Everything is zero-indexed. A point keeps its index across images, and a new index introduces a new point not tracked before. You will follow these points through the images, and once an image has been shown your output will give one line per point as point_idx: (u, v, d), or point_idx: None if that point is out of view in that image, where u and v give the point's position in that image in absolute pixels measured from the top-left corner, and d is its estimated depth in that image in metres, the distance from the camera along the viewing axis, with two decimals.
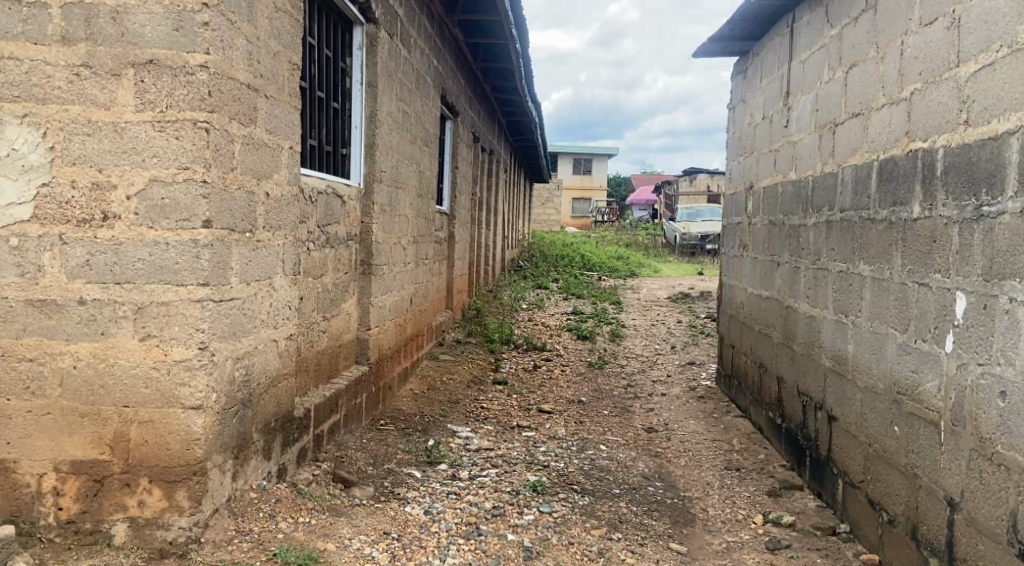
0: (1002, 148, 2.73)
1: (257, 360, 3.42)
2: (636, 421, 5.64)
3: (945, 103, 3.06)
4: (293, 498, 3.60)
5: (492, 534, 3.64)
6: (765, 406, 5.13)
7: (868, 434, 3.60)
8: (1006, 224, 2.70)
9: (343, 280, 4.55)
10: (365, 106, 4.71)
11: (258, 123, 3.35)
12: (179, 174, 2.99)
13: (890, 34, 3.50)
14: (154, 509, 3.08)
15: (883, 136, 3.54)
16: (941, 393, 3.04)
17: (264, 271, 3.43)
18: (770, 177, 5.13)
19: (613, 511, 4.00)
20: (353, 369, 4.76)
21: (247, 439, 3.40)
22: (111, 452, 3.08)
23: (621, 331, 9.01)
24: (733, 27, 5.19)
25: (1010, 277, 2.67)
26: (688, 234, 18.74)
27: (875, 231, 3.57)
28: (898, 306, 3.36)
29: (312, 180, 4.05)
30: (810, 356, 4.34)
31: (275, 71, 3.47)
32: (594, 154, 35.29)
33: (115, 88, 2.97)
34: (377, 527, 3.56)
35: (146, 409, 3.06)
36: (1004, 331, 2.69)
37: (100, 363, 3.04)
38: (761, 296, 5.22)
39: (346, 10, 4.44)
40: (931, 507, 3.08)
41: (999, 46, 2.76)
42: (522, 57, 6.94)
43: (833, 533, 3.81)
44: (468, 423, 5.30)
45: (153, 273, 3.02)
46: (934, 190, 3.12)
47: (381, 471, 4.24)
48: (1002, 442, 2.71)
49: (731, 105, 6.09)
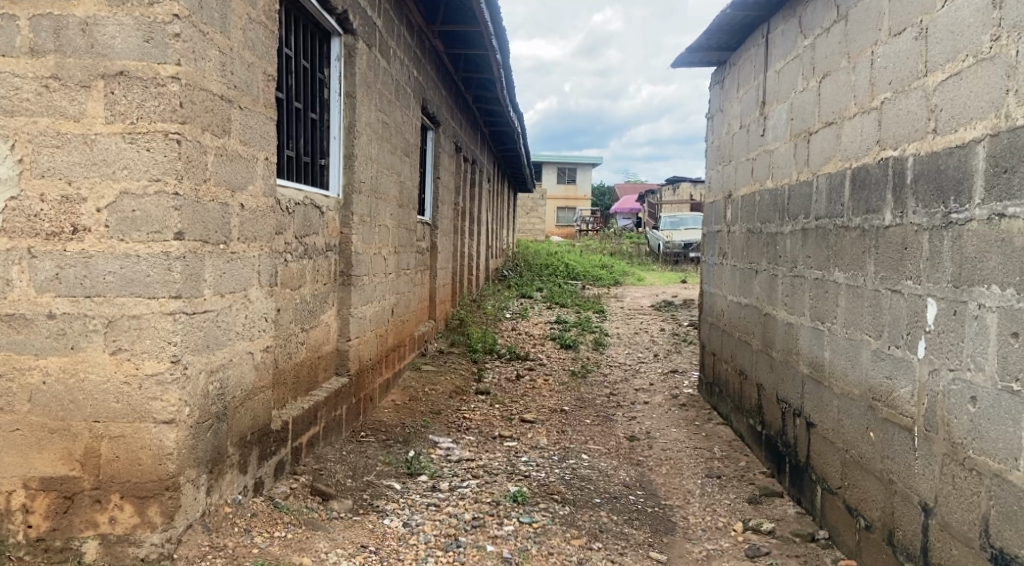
0: (969, 157, 2.76)
1: (232, 372, 3.40)
2: (618, 430, 5.64)
3: (914, 112, 3.09)
4: (270, 513, 3.56)
5: (472, 546, 3.62)
6: (746, 413, 5.14)
7: (845, 440, 3.61)
8: (974, 231, 2.73)
9: (321, 291, 4.53)
10: (343, 116, 4.70)
11: (232, 134, 3.33)
12: (150, 186, 2.97)
13: (861, 45, 3.54)
14: (126, 525, 3.04)
15: (855, 144, 3.57)
16: (914, 399, 3.06)
17: (240, 283, 3.41)
18: (747, 186, 5.18)
19: (593, 520, 3.99)
20: (332, 381, 4.72)
21: (222, 453, 3.36)
22: (82, 468, 3.04)
23: (605, 339, 9.06)
24: (710, 37, 5.22)
25: (979, 284, 2.70)
26: (670, 243, 18.91)
27: (849, 238, 3.60)
28: (871, 313, 3.39)
29: (288, 191, 4.02)
30: (789, 362, 4.35)
31: (249, 81, 3.45)
32: (579, 164, 35.50)
33: (84, 100, 2.95)
34: (354, 541, 3.54)
35: (117, 424, 3.02)
36: (974, 336, 2.72)
37: (70, 378, 3.01)
38: (740, 304, 5.25)
39: (323, 20, 4.42)
40: (907, 513, 3.09)
41: (964, 56, 2.80)
42: (503, 66, 6.96)
43: (812, 539, 3.82)
44: (449, 434, 5.27)
45: (124, 286, 2.99)
46: (904, 198, 3.15)
47: (361, 483, 4.20)
48: (974, 447, 2.72)
49: (710, 114, 6.13)
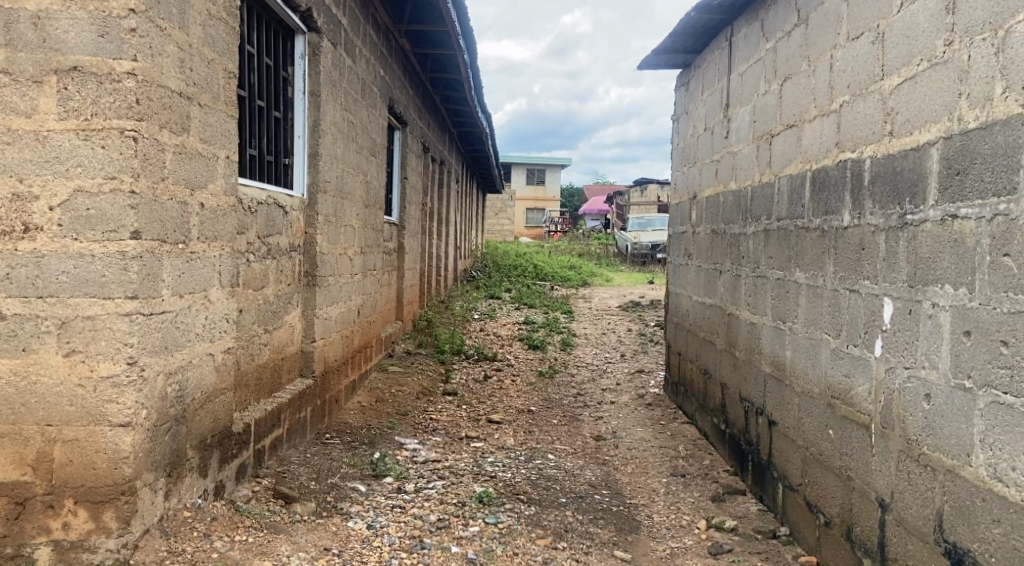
0: (923, 159, 2.81)
1: (192, 374, 3.34)
2: (585, 430, 5.66)
3: (871, 115, 3.14)
4: (230, 516, 3.51)
5: (437, 547, 3.60)
6: (710, 412, 5.19)
7: (806, 437, 3.66)
8: (928, 232, 2.78)
9: (285, 292, 4.48)
10: (307, 115, 4.66)
11: (192, 132, 3.27)
12: (105, 184, 2.90)
13: (821, 48, 3.59)
14: (80, 531, 2.97)
15: (815, 146, 3.62)
16: (871, 396, 3.11)
17: (200, 284, 3.35)
18: (711, 187, 5.22)
19: (559, 520, 3.99)
20: (297, 383, 4.67)
21: (181, 456, 3.30)
22: (34, 473, 2.97)
23: (572, 339, 9.09)
24: (675, 40, 5.26)
25: (933, 283, 2.74)
26: (638, 244, 19.05)
27: (809, 239, 3.65)
28: (830, 312, 3.43)
29: (251, 190, 3.97)
30: (752, 361, 4.39)
31: (209, 79, 3.39)
32: (547, 165, 35.60)
33: (36, 96, 2.88)
34: (317, 544, 3.50)
35: (70, 428, 2.96)
36: (928, 335, 2.77)
37: (21, 380, 2.93)
38: (704, 304, 5.30)
39: (286, 18, 4.37)
40: (865, 509, 3.14)
41: (918, 61, 2.85)
42: (470, 66, 6.94)
43: (773, 536, 3.86)
44: (415, 435, 5.25)
45: (78, 287, 2.92)
46: (861, 199, 3.20)
47: (325, 486, 4.15)
48: (928, 443, 2.77)
49: (675, 116, 6.16)
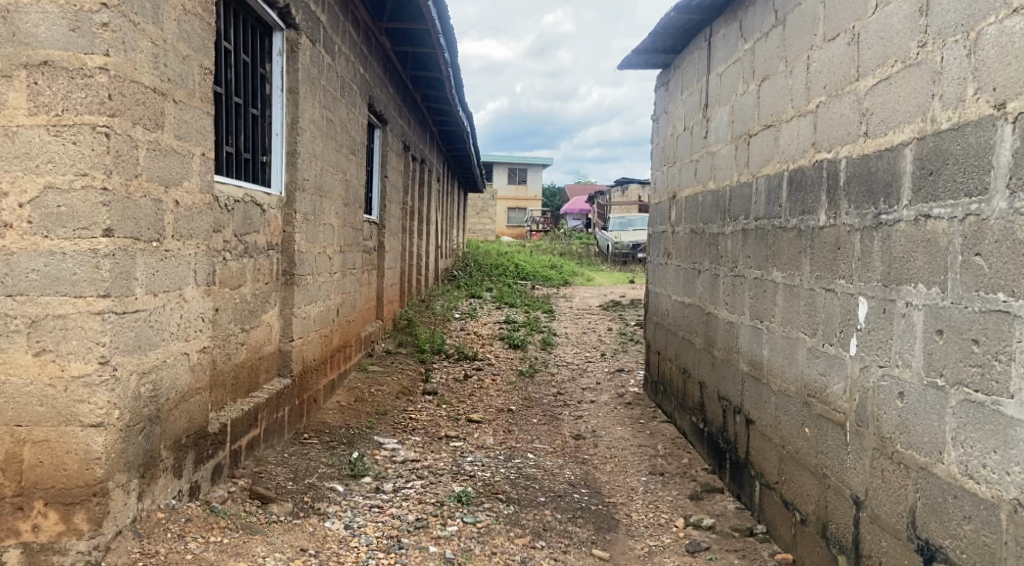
0: (897, 159, 2.84)
1: (167, 374, 3.30)
2: (565, 429, 5.66)
3: (847, 115, 3.17)
4: (205, 517, 3.47)
5: (414, 548, 3.58)
6: (689, 411, 5.21)
7: (782, 436, 3.68)
8: (902, 232, 2.80)
9: (263, 291, 4.44)
10: (285, 112, 4.62)
11: (166, 129, 3.23)
12: (77, 181, 2.86)
13: (798, 49, 3.61)
14: (50, 533, 2.93)
15: (792, 146, 3.64)
16: (846, 395, 3.13)
17: (174, 282, 3.32)
18: (690, 187, 5.23)
19: (537, 519, 3.99)
20: (274, 382, 4.63)
21: (155, 457, 3.26)
22: (4, 474, 2.93)
23: (553, 339, 9.09)
24: (655, 40, 5.27)
25: (907, 282, 2.77)
26: (619, 244, 19.10)
27: (786, 239, 3.67)
28: (807, 311, 3.45)
29: (227, 188, 3.92)
30: (730, 360, 4.41)
31: (184, 75, 3.35)
32: (529, 165, 35.60)
33: (6, 91, 2.85)
34: (293, 544, 3.47)
35: (40, 428, 2.92)
36: (902, 333, 2.79)
37: None
38: (683, 303, 5.31)
39: (263, 14, 4.33)
40: (840, 507, 3.16)
41: (893, 62, 2.87)
42: (451, 65, 6.91)
43: (750, 533, 3.88)
44: (394, 435, 5.22)
45: (49, 285, 2.89)
46: (837, 199, 3.22)
47: (302, 486, 4.12)
48: (901, 441, 2.79)
49: (656, 116, 6.18)
